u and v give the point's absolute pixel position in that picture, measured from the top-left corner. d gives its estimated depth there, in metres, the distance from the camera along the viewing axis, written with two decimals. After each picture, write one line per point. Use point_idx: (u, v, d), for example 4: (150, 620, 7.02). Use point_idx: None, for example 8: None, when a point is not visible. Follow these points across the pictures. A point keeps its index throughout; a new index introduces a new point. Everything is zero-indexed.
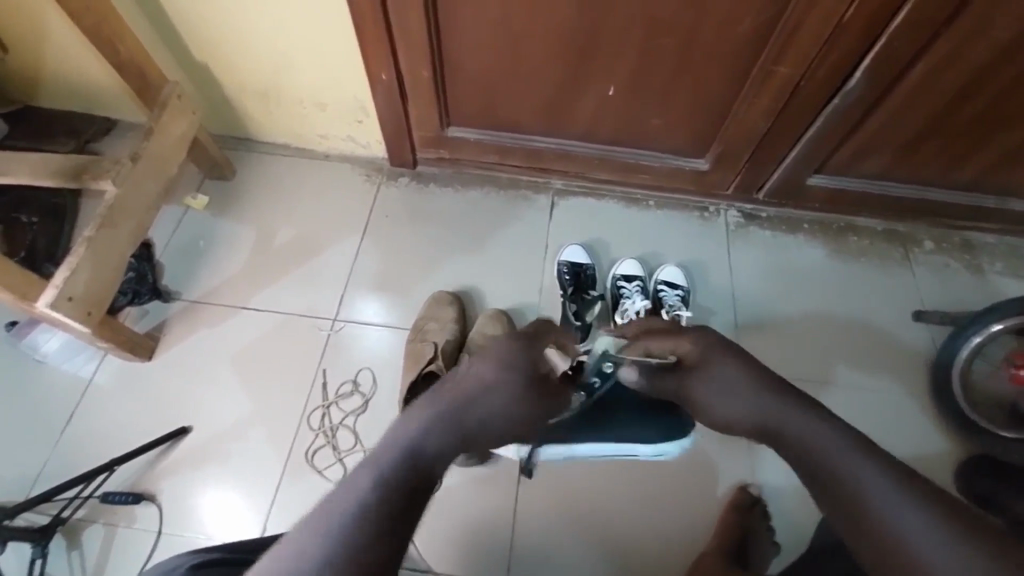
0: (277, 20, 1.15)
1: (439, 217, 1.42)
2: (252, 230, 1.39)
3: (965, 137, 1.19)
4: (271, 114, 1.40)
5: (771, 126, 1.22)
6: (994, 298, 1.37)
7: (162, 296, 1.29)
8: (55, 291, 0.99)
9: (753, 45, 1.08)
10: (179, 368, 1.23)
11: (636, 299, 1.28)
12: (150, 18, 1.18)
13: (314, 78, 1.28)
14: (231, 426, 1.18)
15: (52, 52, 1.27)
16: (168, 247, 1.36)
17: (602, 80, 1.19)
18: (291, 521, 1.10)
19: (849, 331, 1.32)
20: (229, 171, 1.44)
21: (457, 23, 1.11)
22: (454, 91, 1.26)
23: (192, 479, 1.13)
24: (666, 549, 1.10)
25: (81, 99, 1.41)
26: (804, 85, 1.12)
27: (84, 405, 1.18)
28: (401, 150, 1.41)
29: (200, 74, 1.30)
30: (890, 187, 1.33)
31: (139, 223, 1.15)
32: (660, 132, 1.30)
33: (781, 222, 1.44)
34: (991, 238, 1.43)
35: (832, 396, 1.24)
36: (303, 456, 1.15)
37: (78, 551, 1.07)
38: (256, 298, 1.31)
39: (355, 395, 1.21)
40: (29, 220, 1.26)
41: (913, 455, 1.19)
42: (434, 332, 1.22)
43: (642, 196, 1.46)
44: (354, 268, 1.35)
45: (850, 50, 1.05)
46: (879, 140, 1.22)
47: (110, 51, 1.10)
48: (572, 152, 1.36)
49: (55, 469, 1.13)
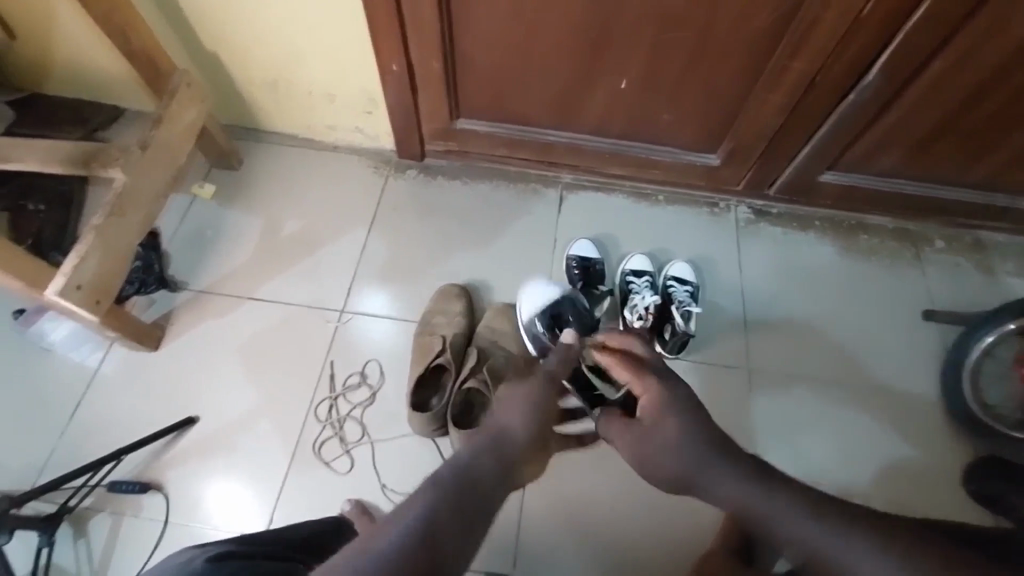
0: (287, 10, 1.15)
1: (447, 209, 1.41)
2: (259, 221, 1.38)
3: (983, 135, 1.18)
4: (279, 104, 1.39)
5: (785, 121, 1.21)
6: (1006, 298, 1.36)
7: (169, 286, 1.28)
8: (63, 280, 0.98)
9: (770, 40, 1.07)
10: (187, 356, 1.23)
11: (645, 295, 1.25)
12: (157, 4, 1.17)
13: (325, 69, 1.27)
14: (240, 415, 1.17)
15: (61, 38, 1.26)
16: (175, 236, 1.35)
17: (615, 73, 1.17)
18: (297, 514, 1.10)
19: (858, 331, 1.31)
20: (237, 161, 1.43)
21: (470, 13, 1.09)
22: (465, 82, 1.24)
23: (200, 469, 1.13)
24: (672, 556, 1.09)
25: (89, 85, 1.40)
26: (818, 82, 1.11)
27: (90, 392, 1.18)
28: (410, 144, 1.41)
29: (208, 63, 1.29)
30: (902, 185, 1.32)
31: (148, 212, 1.14)
32: (672, 127, 1.29)
33: (791, 219, 1.43)
34: (1003, 238, 1.42)
35: (840, 396, 1.24)
36: (310, 449, 1.15)
37: (84, 540, 1.07)
38: (264, 289, 1.30)
39: (362, 387, 1.21)
40: (36, 208, 1.25)
41: (922, 456, 1.19)
42: (442, 326, 1.22)
43: (652, 192, 1.45)
44: (363, 260, 1.35)
45: (868, 46, 1.03)
46: (895, 137, 1.21)
47: (120, 39, 1.09)
48: (584, 146, 1.35)
49: (62, 456, 1.13)
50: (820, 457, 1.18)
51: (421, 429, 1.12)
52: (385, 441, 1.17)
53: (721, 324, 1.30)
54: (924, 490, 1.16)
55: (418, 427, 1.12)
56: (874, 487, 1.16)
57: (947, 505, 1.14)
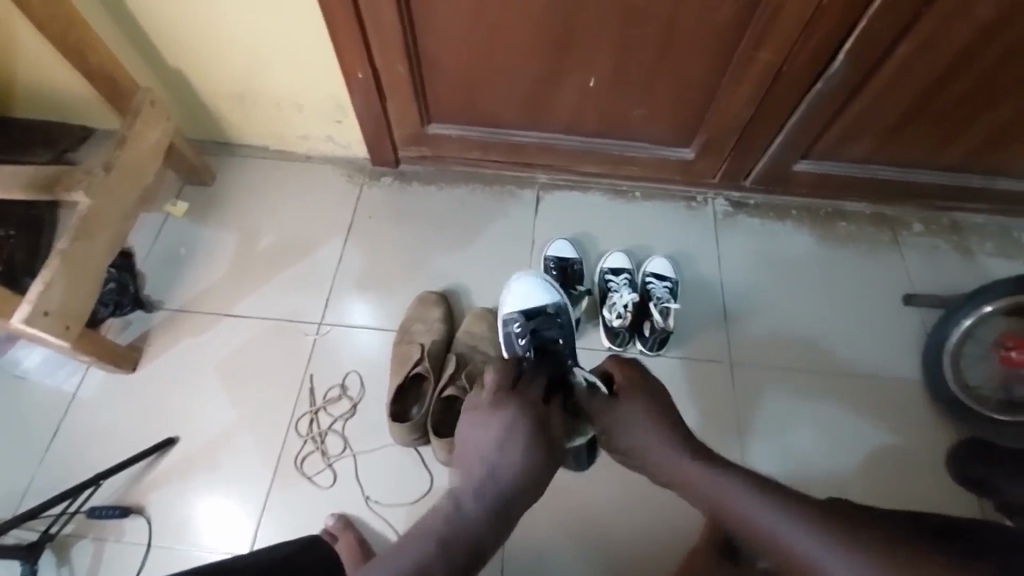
0: (247, 23, 1.14)
1: (423, 216, 1.40)
2: (234, 235, 1.37)
3: (953, 117, 1.17)
4: (247, 117, 1.38)
5: (755, 112, 1.20)
6: (986, 278, 1.36)
7: (145, 306, 1.27)
8: (29, 307, 0.97)
9: (735, 30, 1.06)
10: (165, 377, 1.21)
11: (624, 292, 1.25)
12: (115, 22, 1.16)
13: (291, 81, 1.26)
14: (220, 433, 1.16)
15: (22, 61, 1.25)
16: (149, 255, 1.34)
17: (582, 72, 1.17)
18: (282, 529, 1.09)
19: (839, 319, 1.31)
20: (209, 177, 1.42)
21: (433, 20, 1.09)
22: (433, 87, 1.24)
23: (181, 490, 1.12)
24: (660, 552, 1.09)
25: (56, 107, 1.38)
26: (785, 72, 1.10)
27: (69, 417, 1.17)
28: (382, 151, 1.40)
29: (173, 79, 1.28)
30: (877, 170, 1.31)
31: (115, 233, 1.13)
32: (644, 123, 1.28)
33: (768, 209, 1.43)
34: (982, 219, 1.42)
35: (822, 384, 1.24)
36: (292, 464, 1.14)
37: (67, 567, 1.06)
38: (241, 305, 1.29)
39: (342, 400, 1.20)
40: (6, 234, 1.24)
41: (905, 442, 1.19)
42: (420, 334, 1.21)
43: (628, 188, 1.44)
44: (340, 270, 1.34)
45: (833, 32, 1.03)
46: (865, 123, 1.20)
47: (78, 59, 1.08)
48: (558, 145, 1.34)
49: (44, 483, 1.12)
50: (806, 447, 1.18)
51: (401, 438, 1.11)
52: (368, 452, 1.16)
53: (702, 319, 1.30)
54: (908, 475, 1.16)
55: (400, 439, 1.11)
56: (861, 475, 1.15)
57: (931, 489, 1.14)
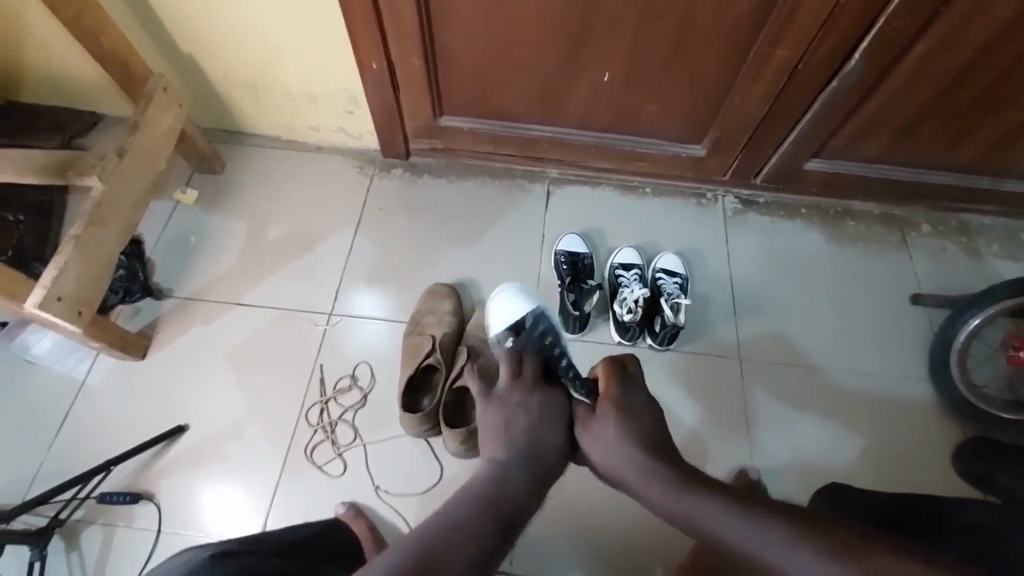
0: (262, 11, 1.13)
1: (434, 208, 1.40)
2: (244, 225, 1.37)
3: (967, 117, 1.17)
4: (259, 106, 1.38)
5: (770, 109, 1.20)
6: (993, 280, 1.37)
7: (154, 294, 1.27)
8: (43, 291, 0.97)
9: (751, 27, 1.06)
10: (175, 365, 1.21)
11: (634, 288, 1.25)
12: (130, 7, 1.15)
13: (305, 70, 1.26)
14: (231, 422, 1.16)
15: (34, 46, 1.24)
16: (159, 243, 1.34)
17: (596, 66, 1.16)
18: (293, 517, 1.09)
19: (847, 319, 1.32)
20: (219, 165, 1.41)
21: (449, 12, 1.09)
22: (447, 79, 1.23)
23: (192, 478, 1.12)
24: (669, 542, 1.09)
25: (67, 93, 1.38)
26: (800, 69, 1.11)
27: (77, 403, 1.17)
28: (393, 142, 1.39)
29: (186, 66, 1.28)
30: (887, 170, 1.32)
31: (129, 219, 1.13)
32: (657, 119, 1.28)
33: (777, 208, 1.43)
34: (989, 221, 1.43)
35: (829, 382, 1.25)
36: (303, 453, 1.14)
37: (77, 552, 1.06)
38: (252, 295, 1.29)
39: (353, 390, 1.20)
40: (16, 219, 1.23)
41: (912, 440, 1.19)
42: (431, 327, 1.21)
43: (638, 184, 1.45)
44: (351, 260, 1.34)
45: (850, 30, 1.03)
46: (879, 122, 1.21)
47: (92, 43, 1.07)
48: (569, 141, 1.34)
49: (51, 470, 1.12)
50: (813, 442, 1.18)
51: (411, 429, 1.12)
52: (378, 441, 1.16)
53: (713, 317, 1.30)
54: (914, 472, 1.17)
55: (411, 430, 1.12)
56: (869, 470, 1.16)
57: (936, 486, 1.16)
